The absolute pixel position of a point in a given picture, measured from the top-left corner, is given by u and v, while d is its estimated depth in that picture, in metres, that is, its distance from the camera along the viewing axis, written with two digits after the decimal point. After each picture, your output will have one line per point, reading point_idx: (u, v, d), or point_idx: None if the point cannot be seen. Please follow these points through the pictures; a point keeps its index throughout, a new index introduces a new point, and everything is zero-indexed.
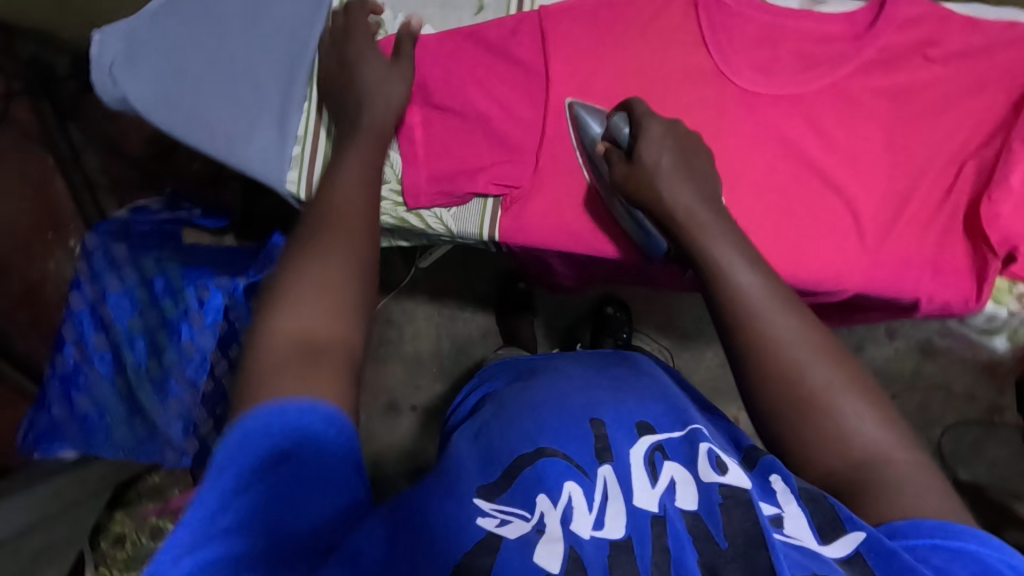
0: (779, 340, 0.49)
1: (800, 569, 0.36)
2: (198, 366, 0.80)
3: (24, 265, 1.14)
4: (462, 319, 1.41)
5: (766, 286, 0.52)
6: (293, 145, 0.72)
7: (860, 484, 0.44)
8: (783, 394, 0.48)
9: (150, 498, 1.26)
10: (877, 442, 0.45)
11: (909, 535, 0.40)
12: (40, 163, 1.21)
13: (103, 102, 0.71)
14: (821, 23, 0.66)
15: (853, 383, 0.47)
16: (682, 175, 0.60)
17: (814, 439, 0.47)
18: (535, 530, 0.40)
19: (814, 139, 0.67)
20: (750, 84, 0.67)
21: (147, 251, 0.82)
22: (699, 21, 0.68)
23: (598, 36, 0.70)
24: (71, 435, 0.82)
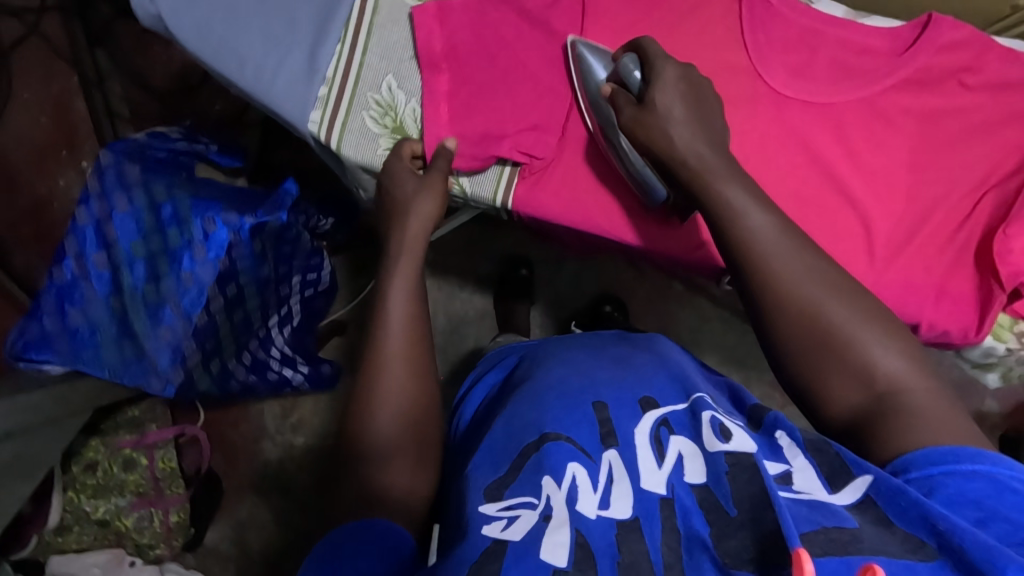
0: (793, 280, 0.50)
1: (808, 523, 0.37)
2: (193, 299, 0.81)
3: (37, 180, 1.17)
4: (460, 297, 1.41)
5: (781, 231, 0.53)
6: (320, 85, 0.72)
7: (882, 412, 0.46)
8: (805, 335, 0.49)
9: (127, 430, 1.25)
10: (896, 370, 0.47)
11: (919, 467, 0.41)
12: (64, 82, 1.21)
13: (137, 19, 0.71)
14: (859, 35, 0.67)
15: (865, 316, 0.49)
16: (692, 120, 0.58)
17: (833, 377, 0.48)
18: (543, 519, 0.43)
19: (839, 151, 0.66)
20: (783, 86, 0.66)
21: (159, 176, 0.82)
22: (741, 18, 0.68)
23: (638, 19, 0.70)
24: (61, 349, 0.82)
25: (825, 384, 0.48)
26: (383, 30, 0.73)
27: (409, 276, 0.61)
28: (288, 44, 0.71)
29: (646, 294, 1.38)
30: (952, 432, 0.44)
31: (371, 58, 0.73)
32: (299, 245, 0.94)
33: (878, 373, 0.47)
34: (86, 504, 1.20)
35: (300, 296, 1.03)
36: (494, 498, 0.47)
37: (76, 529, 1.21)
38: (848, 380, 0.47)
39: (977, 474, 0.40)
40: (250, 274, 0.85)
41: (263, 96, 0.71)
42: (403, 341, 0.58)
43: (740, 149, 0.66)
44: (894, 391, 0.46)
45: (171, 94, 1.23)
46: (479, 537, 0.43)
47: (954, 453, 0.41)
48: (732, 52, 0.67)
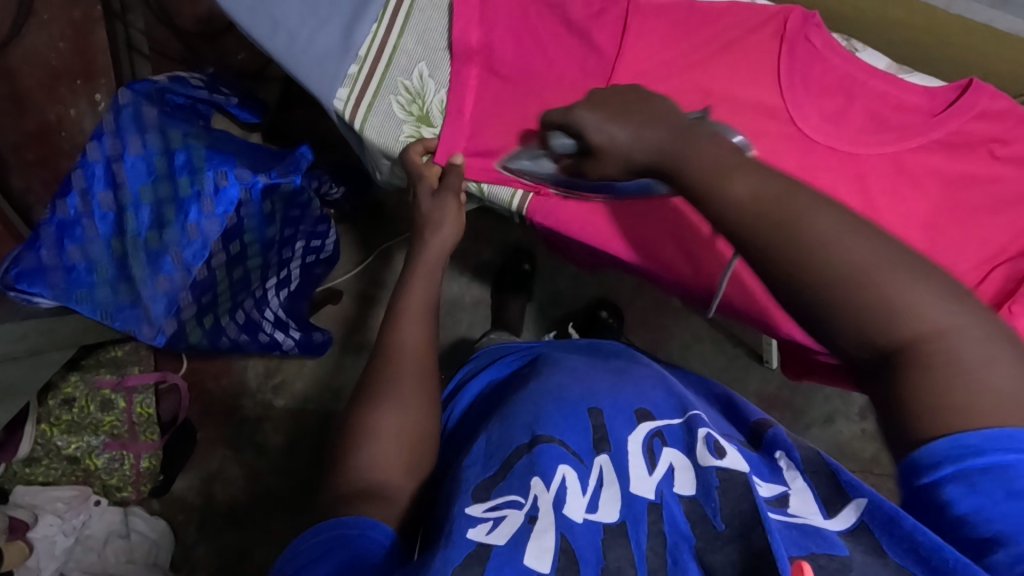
0: (784, 222, 0.42)
1: (798, 548, 0.39)
2: (196, 251, 0.80)
3: (47, 106, 1.14)
4: (459, 282, 1.41)
5: (768, 179, 0.45)
6: (352, 63, 0.70)
7: (899, 363, 0.39)
8: (812, 274, 0.41)
9: (109, 370, 1.24)
10: (929, 306, 0.39)
11: (942, 468, 0.36)
12: (87, 10, 1.17)
13: None
14: (898, 89, 0.66)
15: (880, 248, 0.40)
16: (636, 118, 0.53)
17: (837, 322, 0.41)
18: (529, 521, 0.44)
19: (858, 203, 0.66)
20: (812, 129, 0.66)
21: (176, 122, 0.80)
22: (781, 54, 0.66)
23: (682, 45, 0.68)
24: (55, 283, 0.78)
25: (832, 334, 0.41)
26: (422, 16, 0.71)
27: (426, 285, 0.63)
28: (324, 16, 0.70)
29: (645, 305, 1.39)
30: (998, 378, 0.37)
31: (405, 42, 0.71)
32: (308, 211, 0.95)
33: (902, 321, 0.39)
34: (58, 439, 1.20)
35: (301, 262, 1.03)
36: (482, 498, 0.47)
37: (45, 464, 1.21)
38: (856, 327, 0.40)
39: (989, 470, 0.35)
40: (256, 233, 0.86)
41: (294, 65, 0.69)
42: (420, 349, 0.60)
43: None
44: (919, 337, 0.38)
45: (196, 37, 1.20)
46: (464, 539, 0.42)
47: (961, 448, 0.36)
48: (766, 90, 0.66)
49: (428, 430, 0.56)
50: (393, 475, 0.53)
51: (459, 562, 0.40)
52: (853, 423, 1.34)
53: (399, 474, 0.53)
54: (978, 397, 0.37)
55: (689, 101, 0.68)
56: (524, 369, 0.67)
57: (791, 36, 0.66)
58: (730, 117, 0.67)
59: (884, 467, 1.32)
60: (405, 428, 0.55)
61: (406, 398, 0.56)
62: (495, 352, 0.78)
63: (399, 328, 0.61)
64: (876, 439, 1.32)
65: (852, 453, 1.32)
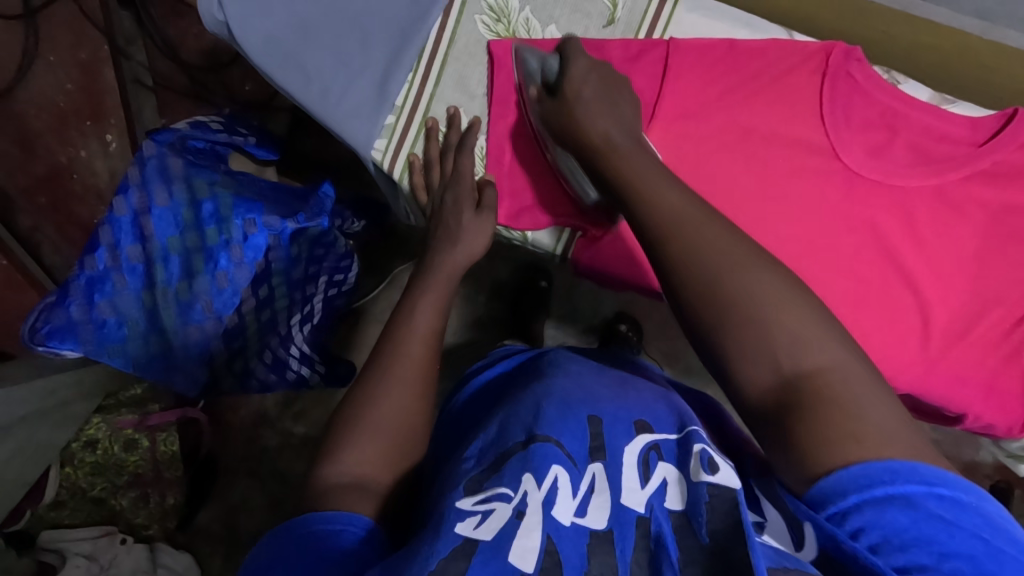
0: (704, 263, 0.50)
1: (773, 561, 0.37)
2: (226, 299, 0.80)
3: (57, 148, 1.13)
4: (475, 302, 1.40)
5: (693, 210, 0.53)
6: (389, 113, 0.72)
7: (796, 396, 0.43)
8: (710, 313, 0.48)
9: (129, 410, 1.22)
10: (814, 349, 0.45)
11: (838, 497, 0.39)
12: (93, 49, 1.14)
13: (203, 25, 0.69)
14: (941, 120, 0.66)
15: (772, 285, 0.48)
16: (604, 106, 0.62)
17: (743, 355, 0.46)
18: (517, 515, 0.42)
19: (905, 237, 0.67)
20: (858, 164, 0.66)
21: (201, 170, 0.79)
22: (824, 90, 0.66)
23: (722, 85, 0.67)
24: (86, 338, 0.78)
25: (737, 368, 0.47)
26: (459, 64, 0.71)
27: (440, 297, 0.62)
28: (359, 67, 0.70)
29: (663, 317, 1.38)
30: (871, 414, 0.42)
31: (439, 91, 0.72)
32: (334, 248, 0.92)
33: (799, 357, 0.45)
34: (84, 480, 1.20)
35: (324, 295, 0.97)
36: (473, 490, 0.46)
37: (71, 506, 1.19)
38: (762, 363, 0.45)
39: (889, 502, 0.38)
40: (284, 274, 0.85)
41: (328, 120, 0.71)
42: (425, 349, 0.58)
43: (796, 230, 0.67)
44: (811, 373, 0.44)
45: (200, 70, 1.18)
46: (451, 534, 0.40)
47: (867, 478, 0.39)
48: (809, 126, 0.67)
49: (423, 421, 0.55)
50: (377, 465, 0.51)
51: (442, 556, 0.39)
52: None
53: (381, 464, 0.51)
54: (861, 430, 0.40)
55: (727, 140, 0.68)
56: (524, 372, 0.65)
57: (834, 72, 0.66)
58: (772, 155, 0.68)
59: None
60: (410, 430, 0.54)
61: (406, 386, 0.55)
62: (504, 349, 0.77)
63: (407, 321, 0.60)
64: None
65: None
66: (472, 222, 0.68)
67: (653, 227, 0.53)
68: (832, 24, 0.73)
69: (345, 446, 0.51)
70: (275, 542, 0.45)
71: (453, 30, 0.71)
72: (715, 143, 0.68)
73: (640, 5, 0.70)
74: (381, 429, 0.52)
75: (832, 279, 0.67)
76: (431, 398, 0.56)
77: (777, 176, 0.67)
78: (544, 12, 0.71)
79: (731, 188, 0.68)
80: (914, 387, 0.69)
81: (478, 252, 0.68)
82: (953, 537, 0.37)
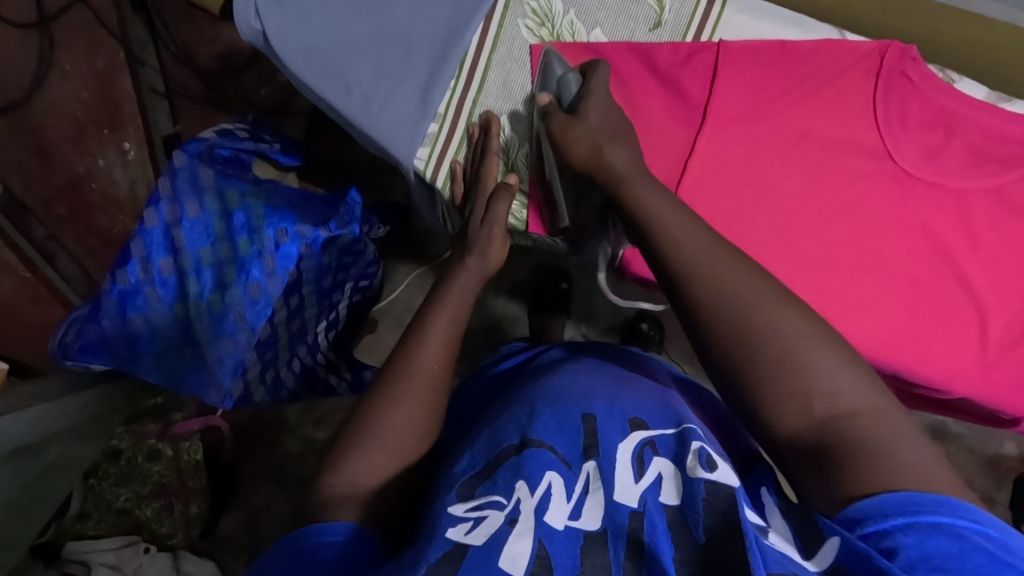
0: (726, 296, 0.50)
1: (779, 566, 0.36)
2: (259, 310, 0.78)
3: (75, 158, 1.09)
4: (494, 303, 1.35)
5: (701, 236, 0.53)
6: (432, 121, 0.72)
7: (832, 438, 0.43)
8: (736, 348, 0.48)
9: (152, 419, 1.21)
10: (846, 390, 0.45)
11: (879, 518, 0.39)
12: (108, 56, 1.12)
13: (239, 35, 0.71)
14: (1002, 121, 0.65)
15: (801, 326, 0.47)
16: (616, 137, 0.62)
17: (772, 398, 0.46)
18: (508, 522, 0.42)
19: (960, 238, 0.67)
20: (911, 166, 0.67)
21: (232, 180, 0.78)
22: (875, 92, 0.67)
23: (772, 87, 0.68)
24: (117, 351, 0.78)
25: (772, 413, 0.46)
26: (507, 73, 0.72)
27: (457, 307, 0.61)
28: (400, 75, 0.71)
29: None
30: (906, 451, 0.42)
31: (483, 99, 0.73)
32: (362, 255, 0.91)
33: (828, 400, 0.45)
34: (109, 491, 1.18)
35: (349, 301, 0.97)
36: (466, 496, 0.45)
37: (96, 517, 1.16)
38: (795, 405, 0.45)
39: (933, 529, 0.38)
40: (314, 283, 0.84)
41: (371, 127, 0.70)
42: (439, 364, 0.57)
43: (849, 231, 0.68)
44: (845, 417, 0.44)
45: (216, 76, 1.17)
46: (443, 539, 0.41)
47: (914, 503, 0.38)
48: (861, 127, 0.67)
49: (425, 430, 0.54)
50: (387, 466, 0.50)
51: (433, 560, 0.39)
52: None
53: (388, 462, 0.51)
54: (896, 463, 0.41)
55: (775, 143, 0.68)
56: (530, 371, 0.65)
57: (887, 73, 0.66)
58: (822, 156, 0.68)
59: None
60: (411, 444, 0.52)
61: (413, 403, 0.53)
62: (509, 348, 0.78)
63: (427, 339, 0.58)
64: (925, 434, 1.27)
65: None
66: (490, 226, 0.66)
67: (686, 267, 0.52)
68: (882, 19, 0.72)
69: (349, 458, 0.50)
70: (268, 559, 0.47)
71: (494, 31, 0.71)
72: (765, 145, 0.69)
73: (687, 7, 0.70)
74: (380, 449, 0.51)
75: (878, 282, 0.68)
76: (439, 397, 0.56)
77: (827, 179, 0.68)
78: (590, 16, 0.70)
79: (784, 193, 0.69)
80: (970, 388, 0.68)
81: (502, 251, 0.67)
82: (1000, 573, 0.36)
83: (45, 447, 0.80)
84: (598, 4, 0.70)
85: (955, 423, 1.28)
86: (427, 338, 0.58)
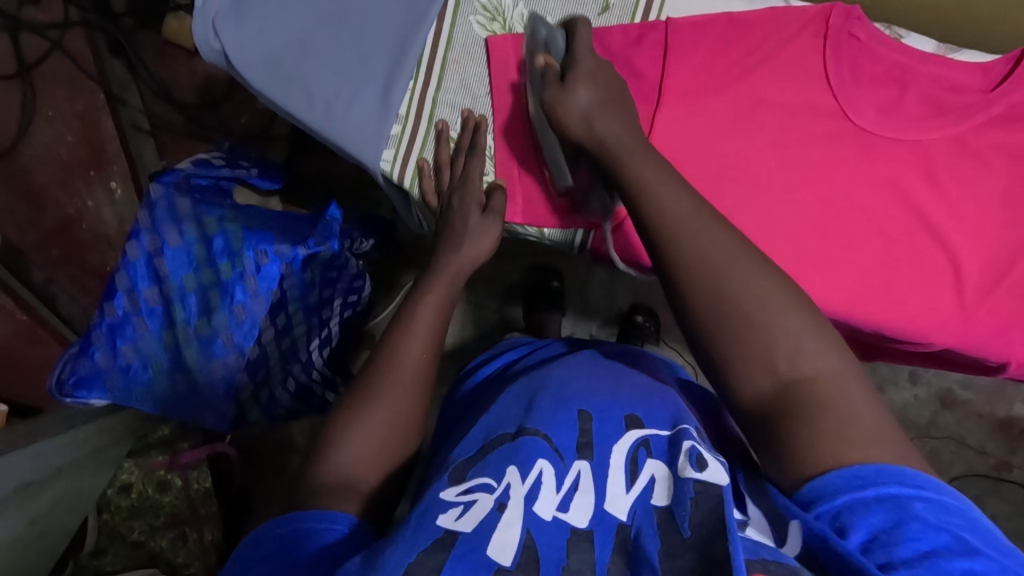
0: (708, 265, 0.50)
1: (750, 553, 0.38)
2: (245, 332, 0.80)
3: (63, 199, 1.09)
4: (487, 310, 1.32)
5: (686, 201, 0.54)
6: (394, 122, 0.74)
7: (788, 401, 0.44)
8: (711, 315, 0.49)
9: (160, 450, 1.06)
10: (808, 357, 0.46)
11: (827, 497, 0.40)
12: (90, 98, 1.11)
13: (199, 53, 0.72)
14: (952, 71, 0.66)
15: (777, 297, 0.48)
16: (610, 111, 0.62)
17: (740, 361, 0.47)
18: (497, 508, 0.42)
19: (925, 190, 0.68)
20: (869, 124, 0.68)
21: (210, 206, 0.79)
22: (825, 53, 0.68)
23: (726, 62, 0.69)
24: (112, 384, 0.80)
25: (736, 376, 0.47)
26: (463, 66, 0.74)
27: (439, 301, 0.62)
28: (359, 81, 0.73)
29: None
30: (859, 419, 0.43)
31: (444, 95, 0.75)
32: (345, 271, 0.89)
33: (790, 364, 0.45)
34: (121, 527, 1.00)
35: (339, 318, 0.95)
36: (457, 481, 0.46)
37: (111, 552, 0.97)
38: (757, 366, 0.46)
39: (877, 501, 0.39)
40: (299, 301, 0.84)
41: (335, 134, 0.73)
42: (423, 352, 0.58)
43: (816, 193, 0.69)
44: (803, 381, 0.45)
45: (196, 108, 1.20)
46: (433, 526, 0.40)
47: (859, 479, 0.39)
48: (816, 91, 0.68)
49: (410, 423, 0.54)
50: (368, 464, 0.50)
51: (422, 549, 0.38)
52: (905, 390, 1.26)
53: (372, 466, 0.50)
54: (846, 428, 0.42)
55: (734, 117, 0.69)
56: (523, 365, 0.66)
57: (834, 34, 0.67)
58: (780, 125, 0.69)
59: (944, 430, 1.25)
60: (398, 444, 0.52)
61: (395, 401, 0.53)
62: (511, 341, 0.77)
63: (409, 327, 0.59)
64: (931, 403, 1.26)
65: (910, 422, 1.26)
66: (477, 231, 0.70)
67: (674, 233, 0.53)
68: None
69: (331, 451, 0.50)
70: (259, 538, 0.45)
71: (449, 30, 0.73)
72: (723, 119, 0.70)
73: None
74: (361, 441, 0.51)
75: (851, 244, 0.69)
76: (425, 386, 0.56)
77: (786, 147, 0.69)
78: (540, 6, 0.72)
79: (748, 164, 0.70)
80: (949, 340, 0.69)
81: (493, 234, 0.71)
82: (941, 536, 0.37)
83: (50, 482, 0.85)
84: None
85: (961, 389, 1.26)
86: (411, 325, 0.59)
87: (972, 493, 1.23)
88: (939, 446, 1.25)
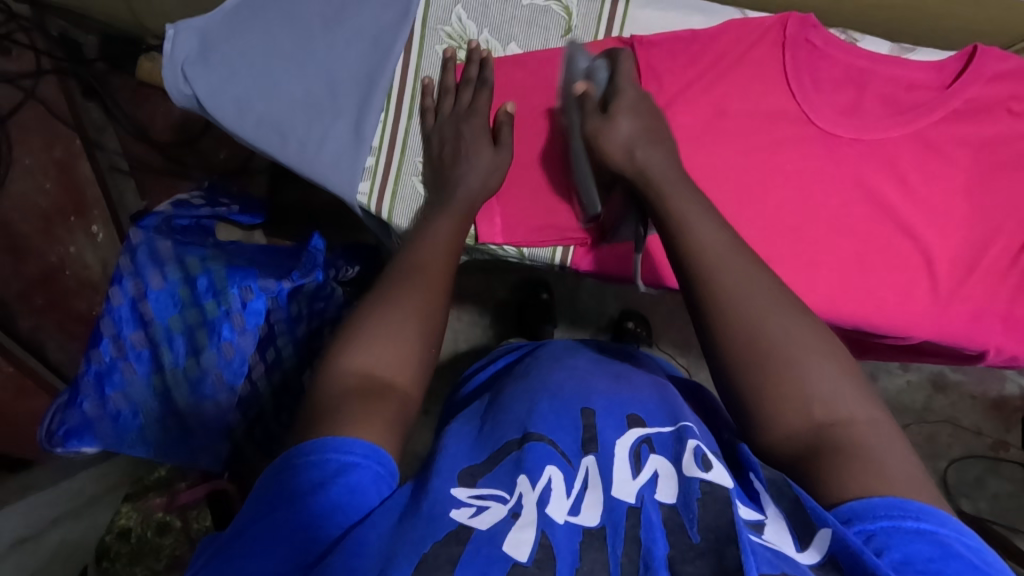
0: (742, 297, 0.49)
1: (770, 567, 0.35)
2: (236, 368, 0.80)
3: (46, 248, 1.10)
4: (479, 326, 1.31)
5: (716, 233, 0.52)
6: (368, 154, 0.75)
7: (826, 445, 0.42)
8: (744, 348, 0.47)
9: (157, 492, 0.98)
10: (844, 400, 0.44)
11: (864, 519, 0.38)
12: (67, 145, 1.12)
13: (172, 100, 0.73)
14: (906, 70, 0.70)
15: (810, 336, 0.47)
16: (652, 142, 0.60)
17: (774, 402, 0.45)
18: (511, 515, 0.42)
19: (892, 187, 0.70)
20: (833, 127, 0.70)
21: (192, 247, 0.80)
22: (785, 60, 0.70)
23: (690, 73, 0.71)
24: (102, 432, 0.79)
25: (769, 413, 0.45)
26: (431, 97, 0.74)
27: (451, 228, 0.64)
28: (331, 116, 0.74)
29: (668, 308, 1.33)
30: (894, 463, 0.41)
31: (415, 126, 0.75)
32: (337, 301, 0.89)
33: (825, 405, 0.44)
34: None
35: None
36: (468, 484, 0.46)
37: None
38: (791, 403, 0.44)
39: (920, 535, 0.37)
40: (288, 334, 0.83)
41: (310, 169, 0.74)
42: (436, 258, 0.60)
43: (789, 197, 0.71)
44: (836, 423, 0.43)
45: (175, 147, 1.18)
46: (447, 520, 0.41)
47: (903, 510, 0.38)
48: (780, 97, 0.71)
49: (425, 321, 0.53)
50: (392, 371, 0.50)
51: (437, 540, 0.39)
52: (897, 376, 1.27)
53: (400, 371, 0.50)
54: (884, 470, 0.40)
55: (702, 126, 0.71)
56: (519, 363, 0.67)
57: (791, 42, 0.70)
58: (749, 132, 0.71)
59: (939, 413, 1.26)
60: (409, 334, 0.52)
61: (405, 302, 0.54)
62: (506, 346, 0.78)
63: (419, 245, 0.61)
64: (924, 387, 1.27)
65: (905, 408, 1.27)
66: (471, 152, 0.70)
67: (705, 262, 0.51)
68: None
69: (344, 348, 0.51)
70: (261, 500, 0.43)
71: (415, 64, 0.75)
72: (694, 127, 0.71)
73: (594, 9, 0.75)
74: (371, 331, 0.51)
75: (827, 240, 0.70)
76: (436, 288, 0.57)
77: (756, 150, 0.71)
78: (504, 32, 0.75)
79: (723, 171, 0.71)
80: (928, 331, 0.70)
81: (497, 167, 0.70)
82: None
83: (47, 535, 0.84)
84: (509, 20, 0.74)
85: (952, 371, 1.27)
86: (422, 245, 0.61)
87: (972, 474, 1.24)
88: (937, 430, 1.26)
